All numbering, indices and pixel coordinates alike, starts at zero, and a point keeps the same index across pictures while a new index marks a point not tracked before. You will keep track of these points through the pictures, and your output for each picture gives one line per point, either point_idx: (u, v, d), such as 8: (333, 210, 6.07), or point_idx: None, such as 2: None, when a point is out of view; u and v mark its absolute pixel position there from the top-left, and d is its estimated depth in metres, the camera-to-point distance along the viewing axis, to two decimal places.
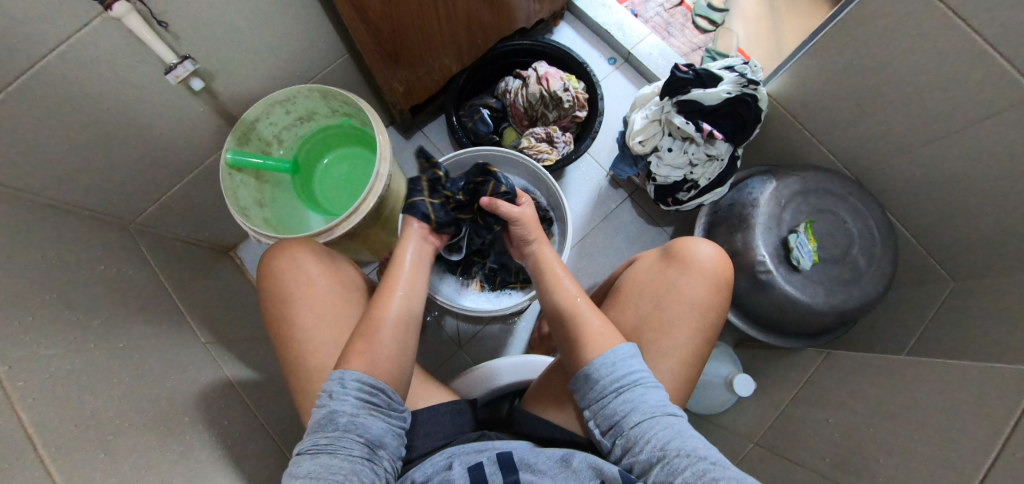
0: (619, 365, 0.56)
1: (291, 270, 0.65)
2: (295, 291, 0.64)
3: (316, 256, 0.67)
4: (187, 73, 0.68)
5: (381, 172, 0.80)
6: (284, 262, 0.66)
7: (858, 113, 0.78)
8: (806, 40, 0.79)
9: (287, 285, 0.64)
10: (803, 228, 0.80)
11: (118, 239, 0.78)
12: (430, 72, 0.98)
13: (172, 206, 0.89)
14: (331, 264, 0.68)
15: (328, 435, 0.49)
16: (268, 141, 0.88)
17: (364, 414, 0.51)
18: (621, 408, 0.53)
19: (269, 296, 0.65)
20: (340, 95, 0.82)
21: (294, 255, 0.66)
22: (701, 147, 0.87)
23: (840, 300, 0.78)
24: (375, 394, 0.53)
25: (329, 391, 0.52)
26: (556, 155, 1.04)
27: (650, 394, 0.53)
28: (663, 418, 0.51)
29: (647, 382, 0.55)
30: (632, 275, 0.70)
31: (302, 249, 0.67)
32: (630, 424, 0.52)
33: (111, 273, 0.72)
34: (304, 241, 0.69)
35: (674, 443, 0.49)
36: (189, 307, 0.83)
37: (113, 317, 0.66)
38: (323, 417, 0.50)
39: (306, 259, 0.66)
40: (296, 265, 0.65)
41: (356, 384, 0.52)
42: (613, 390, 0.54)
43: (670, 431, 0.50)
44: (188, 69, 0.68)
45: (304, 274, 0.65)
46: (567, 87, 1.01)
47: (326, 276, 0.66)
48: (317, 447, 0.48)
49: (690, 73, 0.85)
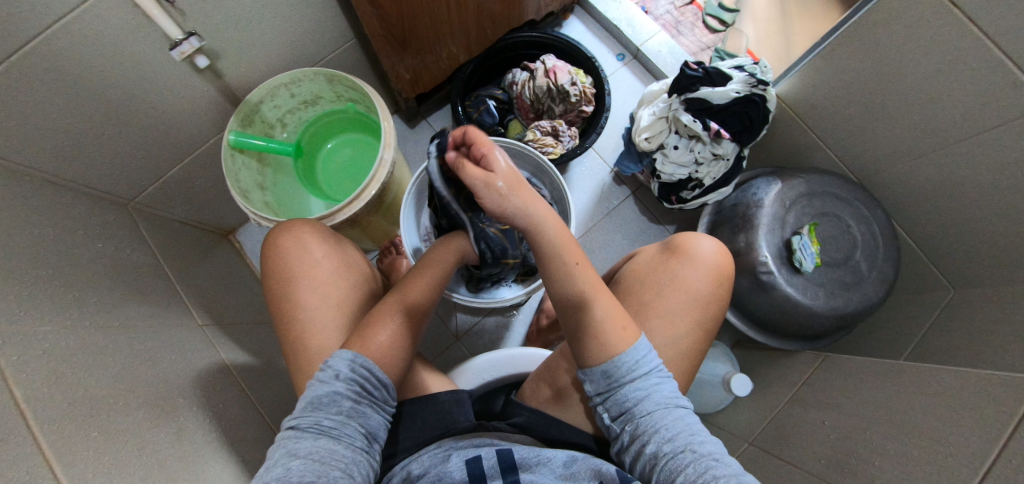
0: (637, 355, 0.56)
1: (296, 251, 0.64)
2: (299, 271, 0.63)
3: (321, 238, 0.67)
4: (193, 50, 0.67)
5: (384, 157, 0.79)
6: (287, 242, 0.65)
7: (867, 117, 0.78)
8: (817, 42, 0.79)
9: (291, 265, 0.63)
10: (806, 230, 0.78)
11: (116, 218, 0.77)
12: (437, 60, 0.97)
13: (172, 187, 0.88)
14: (337, 247, 0.68)
15: (333, 418, 0.49)
16: (271, 124, 0.87)
17: (365, 404, 0.51)
18: (633, 396, 0.55)
19: (272, 275, 0.64)
20: (346, 79, 0.81)
21: (300, 236, 0.65)
22: (707, 146, 0.87)
23: (840, 303, 0.76)
24: (379, 385, 0.53)
25: (335, 371, 0.51)
26: (561, 149, 1.03)
27: (663, 387, 0.55)
28: (673, 410, 0.53)
29: (661, 374, 0.57)
30: (634, 267, 0.70)
31: (305, 230, 0.66)
32: (642, 412, 0.53)
33: (109, 252, 0.71)
34: (310, 223, 0.68)
35: (681, 436, 0.51)
36: (186, 288, 0.83)
37: (109, 296, 0.65)
38: (326, 397, 0.49)
39: (312, 240, 0.65)
40: (300, 245, 0.65)
41: (364, 372, 0.52)
42: (627, 378, 0.56)
43: (678, 425, 0.52)
44: (193, 45, 0.67)
45: (309, 255, 0.64)
46: (574, 82, 1.00)
47: (331, 258, 0.65)
48: (319, 427, 0.48)
49: (700, 71, 0.85)
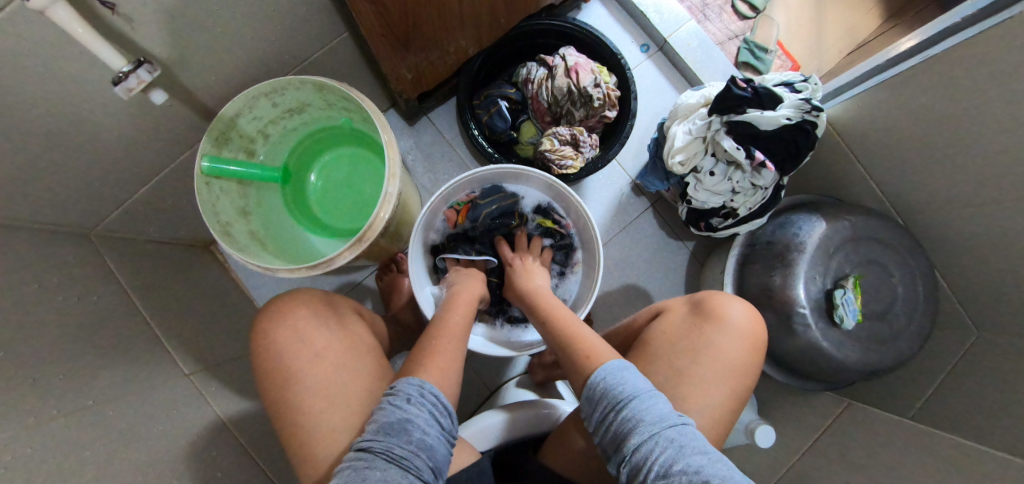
0: (613, 382, 0.55)
1: (292, 342, 0.57)
2: (300, 367, 0.55)
3: (318, 321, 0.60)
4: (143, 85, 0.53)
5: (389, 191, 0.68)
6: (283, 333, 0.57)
7: (924, 158, 0.71)
8: (885, 65, 0.73)
9: (289, 362, 0.56)
10: (851, 283, 0.72)
11: (75, 254, 0.65)
12: (444, 55, 0.84)
13: (139, 207, 0.76)
14: (338, 327, 0.61)
15: (403, 445, 0.48)
16: (250, 139, 0.73)
17: (435, 432, 0.51)
18: (622, 427, 0.52)
19: (269, 376, 0.56)
20: (341, 89, 0.68)
21: (296, 324, 0.58)
22: (747, 176, 0.79)
23: (875, 359, 0.73)
24: (445, 412, 0.53)
25: (406, 395, 0.52)
26: (581, 161, 0.92)
27: (648, 408, 0.52)
28: (663, 433, 0.50)
29: (645, 396, 0.53)
30: (662, 328, 0.71)
31: (302, 316, 0.59)
32: (629, 447, 0.51)
33: (73, 306, 0.61)
34: (303, 303, 0.61)
35: (676, 465, 0.47)
36: (166, 330, 0.73)
37: (80, 367, 0.56)
38: (399, 422, 0.49)
39: (308, 327, 0.58)
40: (298, 336, 0.57)
41: (433, 397, 0.53)
42: (613, 408, 0.54)
43: (670, 451, 0.48)
44: (142, 79, 0.52)
45: (309, 347, 0.57)
46: (597, 83, 0.90)
47: (332, 345, 0.58)
48: (390, 453, 0.47)
49: (748, 91, 0.76)
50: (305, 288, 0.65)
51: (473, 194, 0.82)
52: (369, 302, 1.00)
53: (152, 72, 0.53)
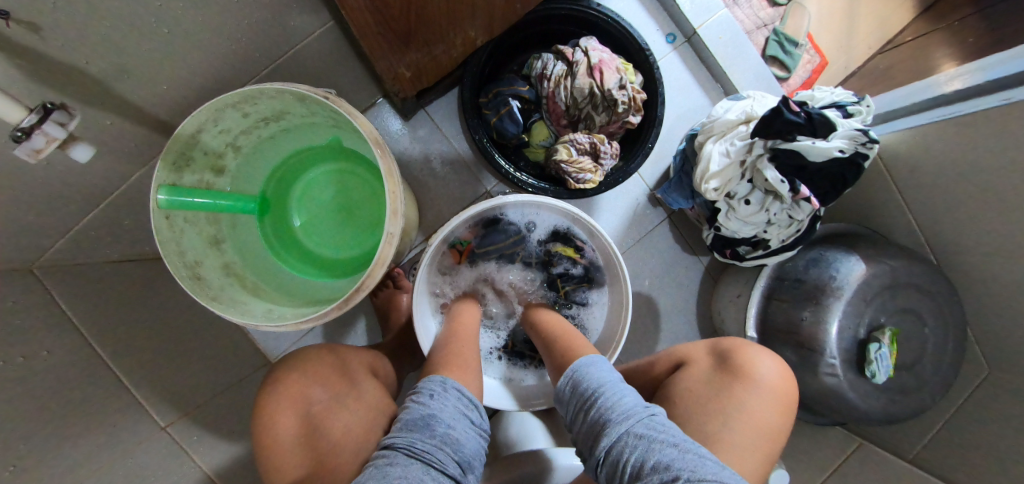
0: (584, 377, 0.57)
1: (306, 430, 0.51)
2: (315, 460, 0.49)
3: (334, 399, 0.53)
4: (54, 143, 0.43)
5: (391, 231, 0.56)
6: (295, 420, 0.51)
7: (976, 204, 0.66)
8: (962, 95, 0.67)
9: (302, 454, 0.49)
10: (888, 336, 0.68)
11: (23, 296, 0.53)
12: (449, 48, 0.70)
13: (88, 231, 0.63)
14: (356, 403, 0.54)
15: (427, 440, 0.47)
16: (217, 154, 0.59)
17: (460, 425, 0.51)
18: (593, 420, 0.52)
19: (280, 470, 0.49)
20: (327, 102, 0.54)
21: (310, 408, 0.52)
22: (785, 207, 0.72)
23: (898, 408, 0.70)
24: (470, 405, 0.54)
25: (429, 390, 0.53)
26: (600, 175, 0.82)
27: (617, 399, 0.52)
28: (631, 420, 0.49)
29: (616, 388, 0.54)
30: (687, 384, 0.63)
31: (314, 397, 0.52)
32: (601, 446, 0.50)
33: (29, 368, 0.50)
34: (316, 379, 0.54)
35: (643, 451, 0.46)
36: (132, 377, 0.62)
37: (32, 456, 0.47)
38: (422, 418, 0.49)
39: (323, 409, 0.52)
40: (311, 422, 0.51)
41: (456, 391, 0.54)
42: (585, 403, 0.54)
43: (638, 438, 0.47)
44: (54, 137, 0.43)
45: (324, 433, 0.50)
46: (622, 85, 0.79)
47: (350, 427, 0.51)
48: (412, 447, 0.46)
49: (801, 115, 0.66)
50: (313, 354, 0.57)
51: (474, 231, 0.76)
52: (362, 318, 0.88)
53: (64, 124, 0.43)
